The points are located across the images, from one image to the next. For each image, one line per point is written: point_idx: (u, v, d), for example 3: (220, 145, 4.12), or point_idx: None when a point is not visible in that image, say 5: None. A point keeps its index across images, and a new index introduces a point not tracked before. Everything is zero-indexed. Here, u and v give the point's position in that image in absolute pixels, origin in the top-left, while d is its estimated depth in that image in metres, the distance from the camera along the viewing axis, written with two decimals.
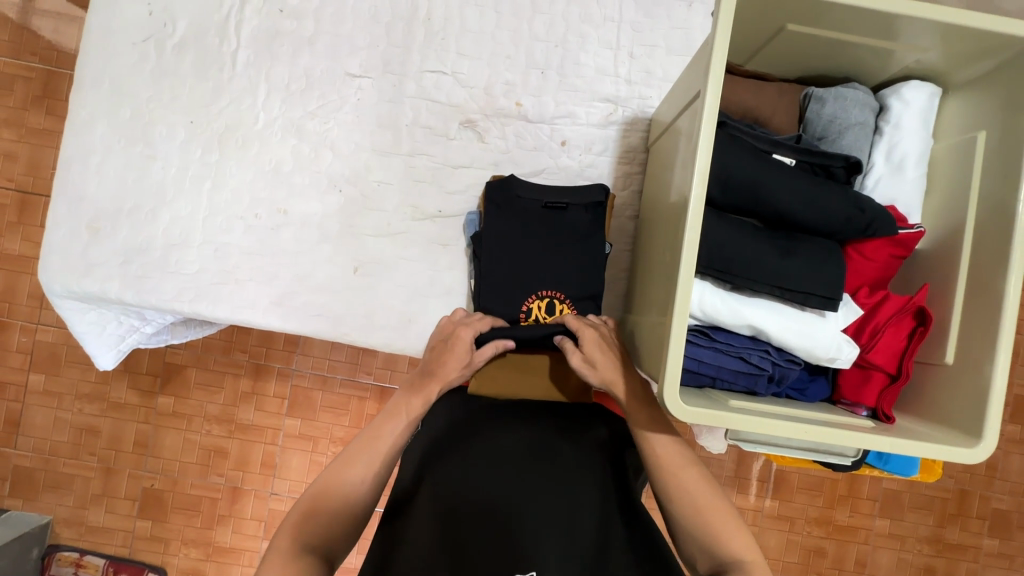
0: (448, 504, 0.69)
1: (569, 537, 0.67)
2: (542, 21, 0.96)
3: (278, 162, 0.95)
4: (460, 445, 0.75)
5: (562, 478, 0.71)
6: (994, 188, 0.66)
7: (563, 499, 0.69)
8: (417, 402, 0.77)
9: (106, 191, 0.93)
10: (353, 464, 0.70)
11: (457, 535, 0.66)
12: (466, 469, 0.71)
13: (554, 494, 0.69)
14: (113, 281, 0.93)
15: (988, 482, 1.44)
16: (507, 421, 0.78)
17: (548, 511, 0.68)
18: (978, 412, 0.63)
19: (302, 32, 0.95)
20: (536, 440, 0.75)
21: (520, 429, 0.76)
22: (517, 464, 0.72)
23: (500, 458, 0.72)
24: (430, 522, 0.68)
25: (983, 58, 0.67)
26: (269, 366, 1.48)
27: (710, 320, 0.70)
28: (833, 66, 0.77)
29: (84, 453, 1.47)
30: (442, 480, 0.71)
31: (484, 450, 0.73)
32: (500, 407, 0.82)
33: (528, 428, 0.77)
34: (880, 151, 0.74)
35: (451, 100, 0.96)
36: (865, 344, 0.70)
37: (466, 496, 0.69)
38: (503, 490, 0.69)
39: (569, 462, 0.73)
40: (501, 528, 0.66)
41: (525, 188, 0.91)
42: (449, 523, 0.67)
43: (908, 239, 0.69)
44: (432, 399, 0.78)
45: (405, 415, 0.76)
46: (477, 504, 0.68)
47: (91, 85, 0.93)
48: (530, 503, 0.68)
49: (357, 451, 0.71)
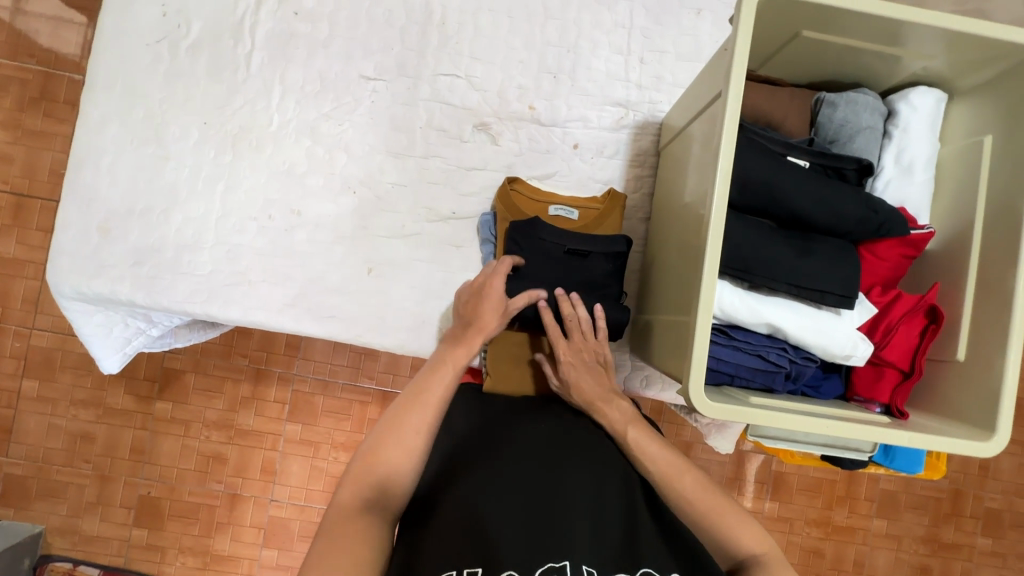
0: (479, 486, 0.70)
1: (596, 520, 0.69)
2: (555, 27, 0.97)
3: (292, 163, 0.95)
4: (487, 437, 0.78)
5: (586, 468, 0.73)
6: (1002, 191, 0.68)
7: (589, 484, 0.72)
8: (461, 353, 0.79)
9: (116, 192, 0.93)
10: (409, 421, 0.70)
11: (488, 516, 0.67)
12: (496, 456, 0.74)
13: (580, 479, 0.72)
14: (123, 282, 0.92)
15: (982, 482, 1.47)
16: (529, 417, 0.81)
17: (575, 494, 0.70)
18: (991, 407, 0.64)
19: (316, 35, 0.96)
20: (560, 430, 0.78)
21: (544, 421, 0.80)
22: (542, 450, 0.75)
23: (527, 445, 0.75)
24: (461, 504, 0.69)
25: (989, 65, 0.70)
26: (270, 371, 1.47)
27: (729, 319, 0.71)
28: (843, 72, 0.79)
29: (79, 461, 1.44)
30: (473, 467, 0.73)
31: (511, 439, 0.77)
32: (522, 404, 0.85)
33: (551, 420, 0.80)
34: (889, 154, 0.76)
35: (465, 104, 0.97)
36: (879, 342, 0.71)
37: (497, 480, 0.71)
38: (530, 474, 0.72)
39: (591, 454, 0.75)
40: (532, 508, 0.68)
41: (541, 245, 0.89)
42: (481, 504, 0.69)
43: (919, 240, 0.71)
44: (474, 349, 0.80)
45: (451, 366, 0.77)
46: (506, 499, 0.69)
47: (102, 85, 0.92)
48: (558, 486, 0.71)
49: (410, 403, 0.72)
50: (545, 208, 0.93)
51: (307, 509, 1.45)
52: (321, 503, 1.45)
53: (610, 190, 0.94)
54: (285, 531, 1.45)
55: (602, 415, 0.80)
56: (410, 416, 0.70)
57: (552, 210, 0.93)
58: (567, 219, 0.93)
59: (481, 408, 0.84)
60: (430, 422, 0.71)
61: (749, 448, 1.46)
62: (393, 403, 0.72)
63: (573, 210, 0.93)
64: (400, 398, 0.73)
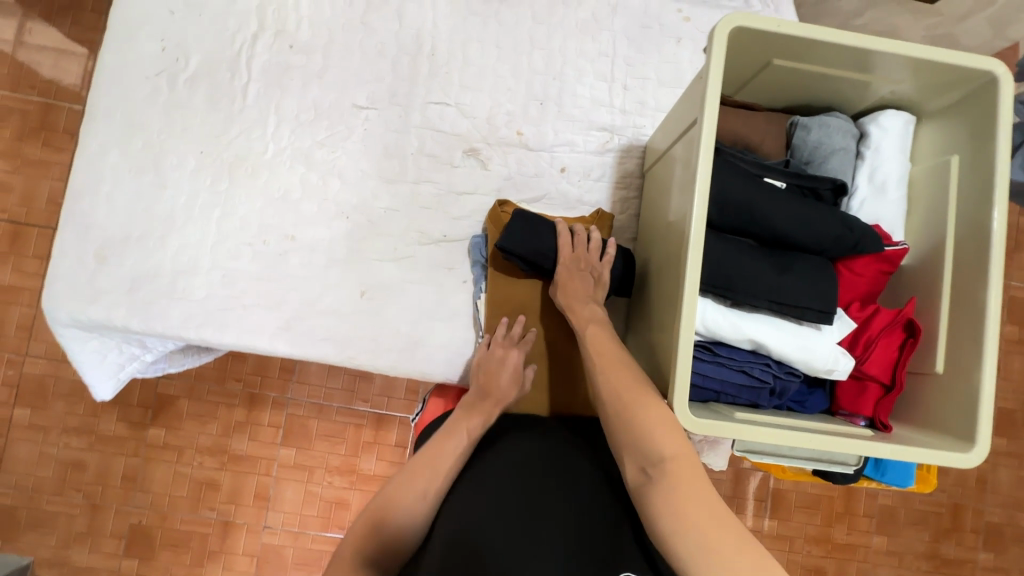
0: (471, 507, 0.70)
1: (583, 538, 0.69)
2: (540, 56, 1.01)
3: (286, 189, 0.98)
4: (483, 460, 0.78)
5: (580, 496, 0.73)
6: (970, 208, 0.70)
7: (579, 502, 0.72)
8: (476, 419, 0.82)
9: (114, 219, 0.94)
10: (419, 481, 0.72)
11: (477, 537, 0.67)
12: (489, 478, 0.74)
13: (571, 505, 0.72)
14: (119, 308, 0.93)
15: (980, 496, 1.47)
16: (527, 438, 0.81)
17: (565, 519, 0.70)
18: (971, 418, 0.66)
19: (311, 66, 0.99)
20: (550, 450, 0.79)
21: (537, 441, 0.80)
22: (535, 473, 0.75)
23: (519, 465, 0.76)
24: (452, 525, 0.69)
25: (952, 89, 0.74)
26: (264, 395, 1.47)
27: (713, 336, 0.73)
28: (816, 98, 0.82)
29: (70, 490, 1.43)
30: (465, 491, 0.74)
31: (503, 460, 0.77)
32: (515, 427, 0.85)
33: (544, 442, 0.80)
34: (863, 174, 0.79)
35: (455, 130, 1.00)
36: (860, 355, 0.73)
37: (489, 500, 0.71)
38: (524, 498, 0.72)
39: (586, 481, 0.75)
40: (522, 529, 0.68)
41: (526, 243, 0.87)
42: (473, 523, 0.68)
43: (895, 256, 0.73)
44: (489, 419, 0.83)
45: (464, 432, 0.80)
46: (496, 522, 0.69)
47: (101, 117, 0.95)
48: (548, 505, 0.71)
49: (444, 437, 0.78)
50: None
51: (301, 536, 1.44)
52: (316, 529, 1.44)
53: (597, 210, 0.96)
54: (279, 558, 1.43)
55: (575, 314, 0.85)
56: (446, 444, 0.77)
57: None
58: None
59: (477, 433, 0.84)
60: (444, 479, 0.74)
61: (746, 465, 1.46)
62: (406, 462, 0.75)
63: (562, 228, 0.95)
64: (412, 460, 0.75)
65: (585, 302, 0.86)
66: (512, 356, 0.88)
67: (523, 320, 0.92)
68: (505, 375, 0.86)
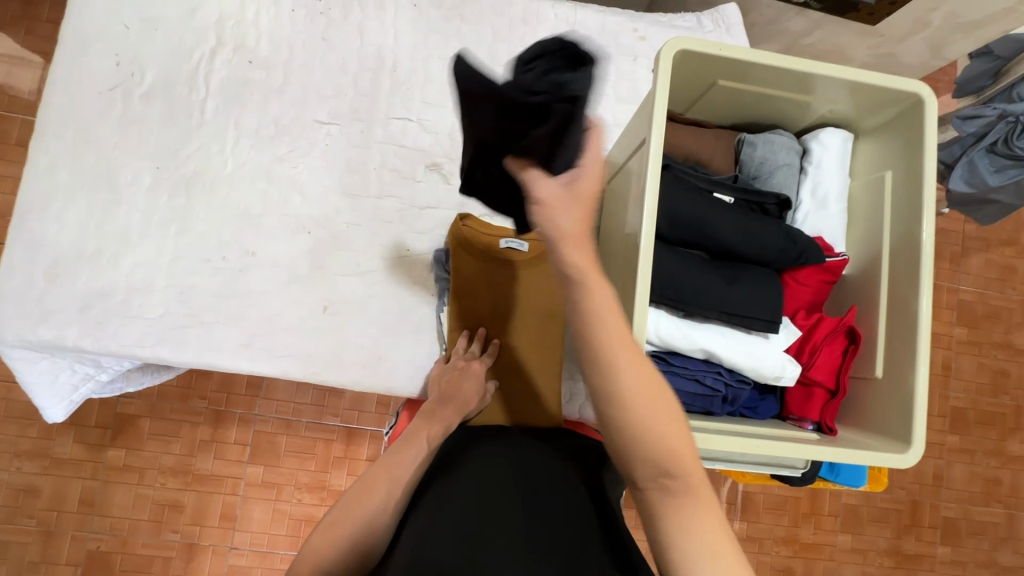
0: (434, 510, 0.67)
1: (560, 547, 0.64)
2: (501, 73, 1.03)
3: (246, 205, 0.97)
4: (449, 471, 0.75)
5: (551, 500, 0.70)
6: (903, 220, 0.75)
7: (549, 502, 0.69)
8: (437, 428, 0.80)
9: (65, 236, 0.92)
10: (375, 488, 0.69)
11: (440, 539, 0.62)
12: (454, 482, 0.72)
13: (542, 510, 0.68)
14: (69, 327, 0.90)
15: (935, 492, 1.53)
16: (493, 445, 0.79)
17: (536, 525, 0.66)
18: (907, 421, 0.69)
19: (271, 82, 0.99)
20: (518, 455, 0.76)
21: (505, 446, 0.78)
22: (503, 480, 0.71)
23: (484, 466, 0.73)
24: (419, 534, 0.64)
25: (885, 108, 0.78)
26: (230, 412, 1.44)
27: (666, 346, 0.75)
28: (761, 116, 0.86)
29: (21, 517, 1.37)
30: (429, 496, 0.70)
31: (468, 463, 0.75)
32: (483, 436, 0.83)
33: (512, 447, 0.79)
34: (806, 189, 0.83)
35: (417, 145, 1.01)
36: (806, 362, 0.76)
37: (453, 502, 0.68)
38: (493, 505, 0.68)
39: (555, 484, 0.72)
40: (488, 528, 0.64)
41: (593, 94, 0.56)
42: (436, 524, 0.64)
43: (835, 267, 0.77)
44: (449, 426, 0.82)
45: (425, 437, 0.78)
46: (466, 532, 0.64)
47: (52, 132, 0.93)
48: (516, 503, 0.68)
49: (405, 442, 0.76)
50: (496, 240, 0.95)
51: (270, 556, 1.40)
52: (285, 548, 1.41)
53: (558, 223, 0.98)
54: None
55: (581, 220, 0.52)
56: (408, 449, 0.75)
57: (503, 243, 0.95)
58: (516, 251, 0.95)
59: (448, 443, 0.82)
60: (402, 485, 0.70)
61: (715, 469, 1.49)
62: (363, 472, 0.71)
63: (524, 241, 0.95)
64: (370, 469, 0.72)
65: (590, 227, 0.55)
66: (475, 366, 0.90)
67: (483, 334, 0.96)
68: (468, 383, 0.88)
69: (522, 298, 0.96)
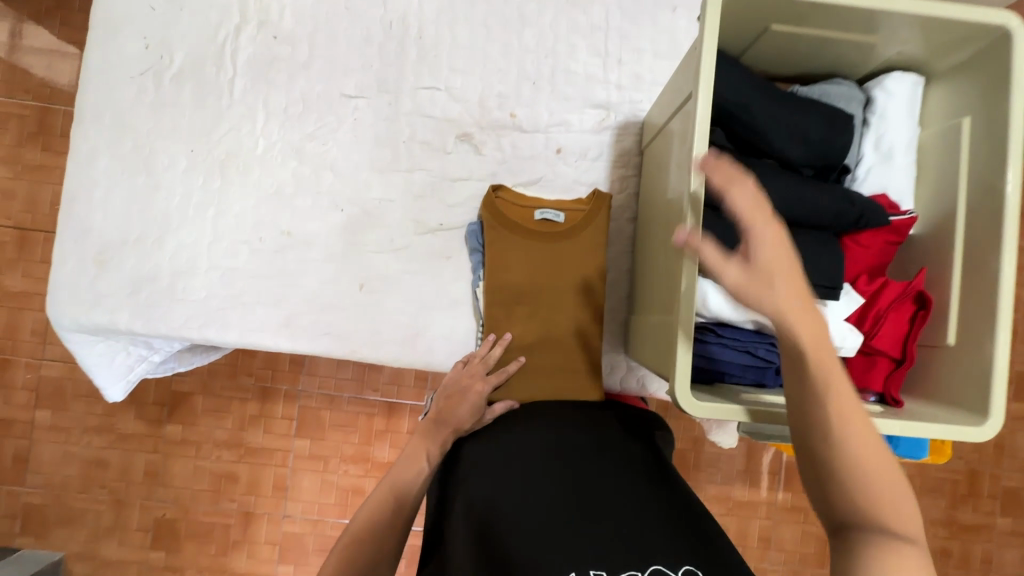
0: (478, 505, 0.70)
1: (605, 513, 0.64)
2: (531, 34, 0.98)
3: (279, 185, 0.97)
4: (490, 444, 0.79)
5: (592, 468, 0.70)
6: (982, 171, 0.67)
7: (589, 477, 0.69)
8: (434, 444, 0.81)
9: (110, 223, 0.94)
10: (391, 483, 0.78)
11: (478, 522, 0.68)
12: (490, 473, 0.73)
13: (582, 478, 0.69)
14: (121, 311, 0.93)
15: (998, 461, 1.45)
16: (534, 421, 0.81)
17: (578, 492, 0.67)
18: (983, 390, 0.64)
19: (296, 57, 0.97)
20: (556, 430, 0.77)
21: (538, 429, 0.78)
22: (542, 454, 0.74)
23: (520, 450, 0.75)
24: (462, 510, 0.70)
25: (963, 46, 0.70)
26: (276, 388, 1.48)
27: (715, 317, 0.71)
28: (819, 64, 0.78)
29: (94, 487, 1.47)
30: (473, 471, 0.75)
31: (500, 452, 0.76)
32: (515, 416, 0.84)
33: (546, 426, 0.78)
34: (868, 143, 0.76)
35: (446, 115, 0.98)
36: (868, 331, 0.71)
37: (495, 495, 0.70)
38: (533, 476, 0.70)
39: (595, 449, 0.73)
40: (534, 517, 0.65)
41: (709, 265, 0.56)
42: (473, 506, 0.70)
43: (902, 226, 0.72)
44: (445, 446, 0.81)
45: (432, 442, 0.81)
46: (506, 503, 0.68)
47: (90, 119, 0.94)
48: (557, 487, 0.68)
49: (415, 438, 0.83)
50: (531, 212, 0.94)
51: (320, 523, 1.46)
52: (334, 516, 1.46)
53: (595, 190, 0.94)
54: (300, 545, 1.46)
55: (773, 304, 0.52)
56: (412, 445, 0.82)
57: (537, 214, 0.93)
58: (553, 223, 0.94)
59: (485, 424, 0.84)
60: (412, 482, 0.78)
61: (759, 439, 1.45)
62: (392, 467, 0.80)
63: (559, 212, 0.94)
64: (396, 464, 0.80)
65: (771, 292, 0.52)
66: (477, 386, 0.85)
67: (507, 339, 0.91)
68: (467, 403, 0.83)
69: (558, 270, 0.93)
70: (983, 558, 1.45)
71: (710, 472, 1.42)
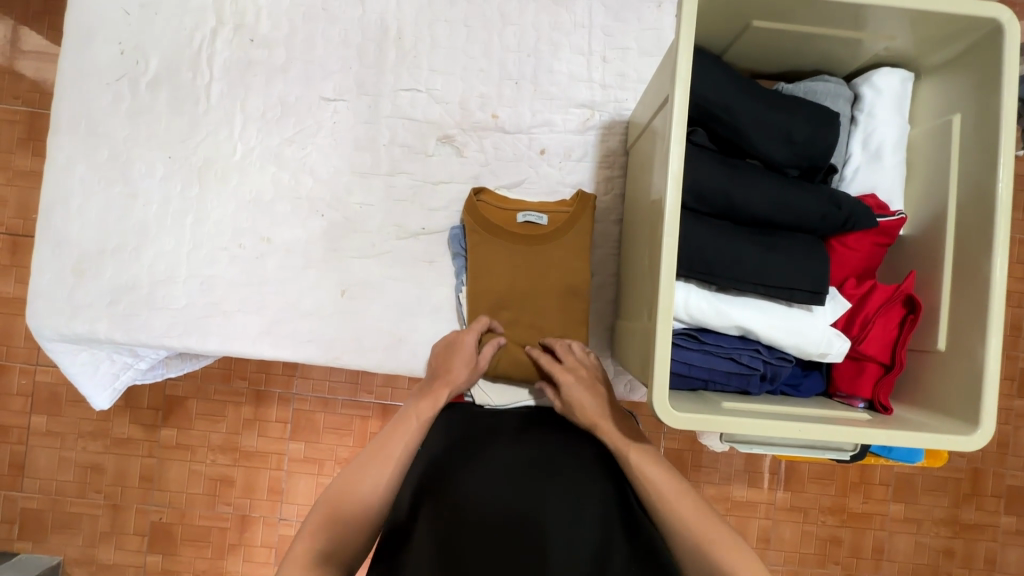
0: (445, 524, 0.71)
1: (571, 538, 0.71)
2: (512, 33, 0.96)
3: (258, 191, 0.95)
4: (465, 451, 0.78)
5: (565, 492, 0.74)
6: (973, 171, 0.65)
7: (559, 500, 0.73)
8: (426, 407, 0.79)
9: (89, 232, 0.93)
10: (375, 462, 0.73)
11: (449, 536, 0.71)
12: (457, 494, 0.73)
13: (556, 502, 0.73)
14: (101, 321, 0.92)
15: (1001, 459, 1.42)
16: (514, 432, 0.81)
17: (549, 516, 0.72)
18: (974, 397, 0.62)
19: (274, 60, 0.95)
20: (534, 446, 0.79)
21: (509, 448, 0.78)
22: (519, 471, 0.75)
23: (498, 465, 0.76)
24: (431, 520, 0.72)
25: (952, 40, 0.67)
26: (269, 392, 1.48)
27: (698, 323, 0.69)
28: (805, 61, 0.76)
29: (90, 492, 1.47)
30: (444, 480, 0.75)
31: (472, 468, 0.76)
32: (486, 427, 0.82)
33: (517, 445, 0.78)
34: (856, 142, 0.74)
35: (427, 117, 0.96)
36: (856, 336, 0.69)
37: (461, 519, 0.72)
38: (509, 496, 0.73)
39: (570, 468, 0.76)
40: (501, 545, 0.70)
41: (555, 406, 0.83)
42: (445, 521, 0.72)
43: (890, 228, 0.69)
44: (439, 403, 0.80)
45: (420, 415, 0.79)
46: (480, 521, 0.71)
47: (67, 126, 0.93)
48: (522, 513, 0.72)
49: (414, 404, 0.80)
50: (514, 215, 0.92)
51: None
52: None
53: (579, 191, 0.92)
54: None
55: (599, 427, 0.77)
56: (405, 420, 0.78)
57: (520, 217, 0.91)
58: (538, 226, 0.91)
59: (453, 432, 0.82)
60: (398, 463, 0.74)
61: None
62: (374, 441, 0.76)
63: (542, 215, 0.91)
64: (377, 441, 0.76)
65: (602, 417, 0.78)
66: (466, 339, 0.85)
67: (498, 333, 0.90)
68: (459, 355, 0.84)
69: (541, 274, 0.91)
70: (986, 558, 1.43)
71: (708, 472, 1.40)
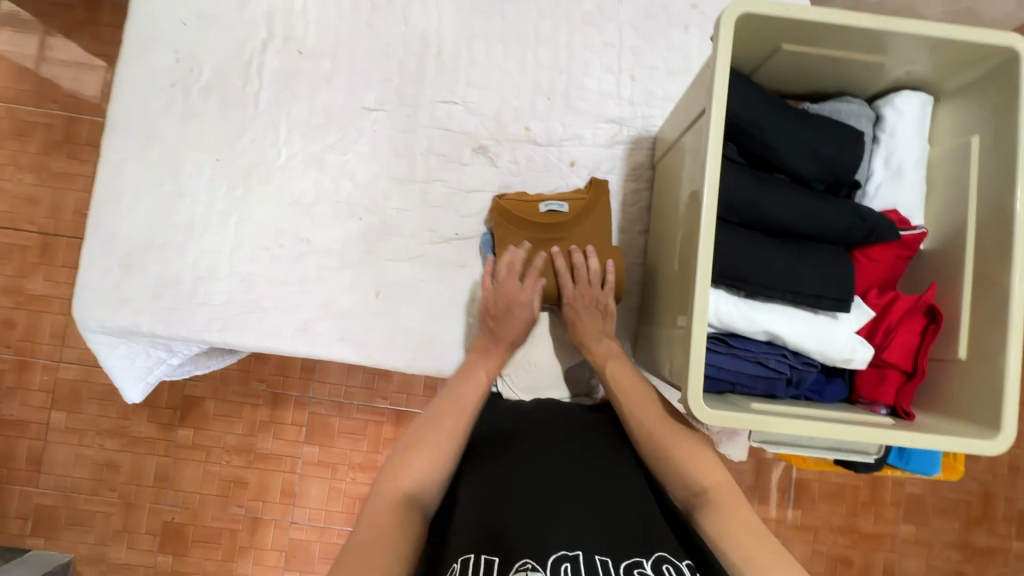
0: (489, 486, 0.71)
1: (613, 503, 0.70)
2: (546, 50, 1.01)
3: (299, 194, 0.99)
4: (503, 431, 0.82)
5: (602, 464, 0.76)
6: (992, 188, 0.68)
7: (597, 469, 0.75)
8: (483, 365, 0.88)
9: (136, 228, 0.97)
10: (441, 418, 0.78)
11: (495, 498, 0.69)
12: (498, 462, 0.76)
13: (594, 471, 0.75)
14: (143, 314, 0.96)
15: (1012, 483, 1.43)
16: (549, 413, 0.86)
17: (588, 481, 0.73)
18: (995, 403, 0.65)
19: (319, 71, 1.00)
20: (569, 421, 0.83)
21: (540, 423, 0.82)
22: (556, 443, 0.78)
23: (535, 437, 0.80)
24: (475, 489, 0.72)
25: (972, 66, 0.71)
26: (287, 395, 1.50)
27: (727, 328, 0.72)
28: (829, 83, 0.81)
29: (105, 489, 1.48)
30: (488, 456, 0.78)
31: (512, 441, 0.79)
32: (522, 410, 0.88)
33: (551, 419, 0.83)
34: (878, 159, 0.77)
35: (462, 128, 1.01)
36: (880, 343, 0.72)
37: (504, 477, 0.73)
38: (548, 462, 0.75)
39: (604, 444, 0.80)
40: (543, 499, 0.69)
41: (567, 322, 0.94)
42: (488, 487, 0.71)
43: (913, 240, 0.73)
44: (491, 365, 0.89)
45: (482, 372, 0.87)
46: (522, 482, 0.72)
47: (121, 128, 0.98)
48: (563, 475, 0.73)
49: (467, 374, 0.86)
50: (536, 205, 0.94)
51: (327, 531, 1.47)
52: (341, 524, 1.47)
53: (596, 181, 0.94)
54: (307, 553, 1.47)
55: (591, 350, 0.91)
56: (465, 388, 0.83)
57: (543, 206, 0.93)
58: (557, 214, 0.93)
59: (487, 415, 0.87)
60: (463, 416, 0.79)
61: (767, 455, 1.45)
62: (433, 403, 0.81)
63: (563, 202, 0.93)
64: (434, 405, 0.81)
65: (599, 339, 0.90)
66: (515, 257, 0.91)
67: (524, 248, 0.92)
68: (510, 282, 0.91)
69: None
70: None
71: None
